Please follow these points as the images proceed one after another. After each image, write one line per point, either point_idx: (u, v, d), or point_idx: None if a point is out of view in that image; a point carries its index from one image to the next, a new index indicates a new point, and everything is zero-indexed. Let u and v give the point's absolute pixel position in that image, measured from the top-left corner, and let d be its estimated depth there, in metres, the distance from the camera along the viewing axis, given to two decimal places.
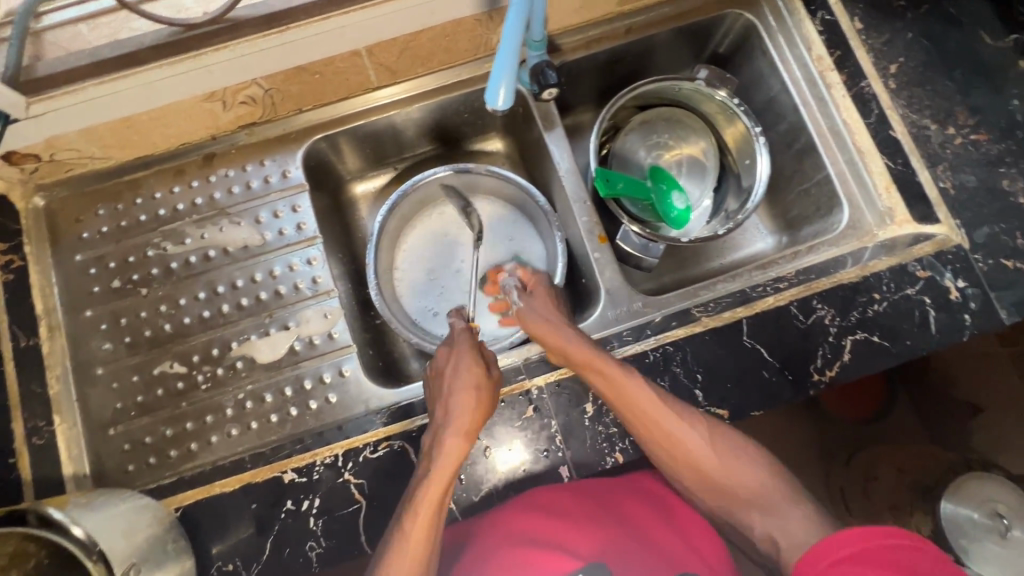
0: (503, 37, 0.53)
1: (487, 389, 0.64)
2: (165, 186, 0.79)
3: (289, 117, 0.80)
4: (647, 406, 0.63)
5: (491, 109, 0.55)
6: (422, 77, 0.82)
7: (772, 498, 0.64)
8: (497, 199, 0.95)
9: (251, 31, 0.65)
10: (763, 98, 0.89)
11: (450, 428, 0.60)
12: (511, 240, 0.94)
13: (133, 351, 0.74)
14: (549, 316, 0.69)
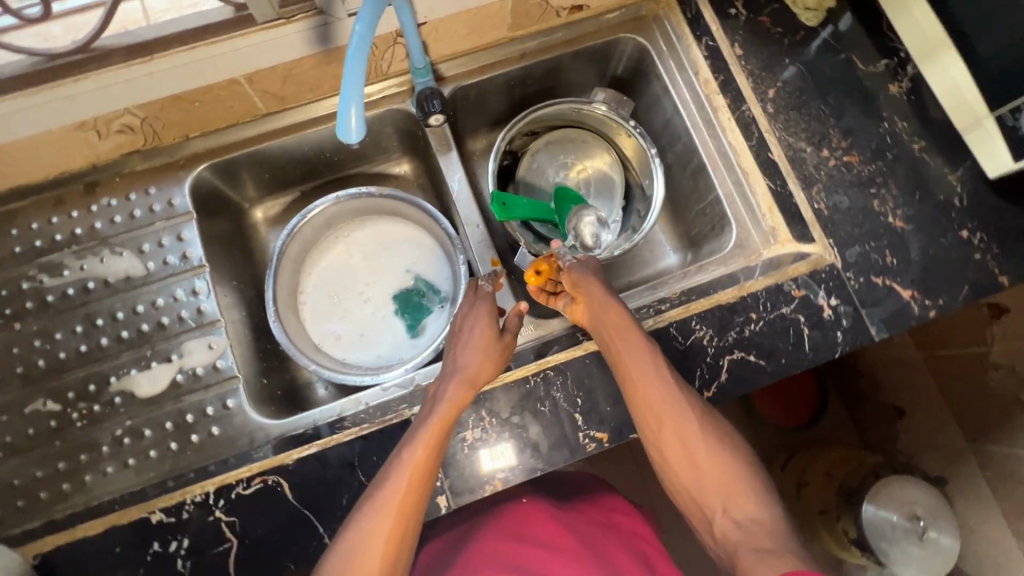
0: (346, 68, 0.54)
1: (500, 349, 0.67)
2: (43, 216, 0.77)
3: (175, 144, 0.79)
4: (655, 370, 0.63)
5: (346, 142, 0.55)
6: (313, 103, 0.82)
7: (736, 488, 0.59)
8: (404, 222, 0.96)
9: (118, 60, 0.63)
10: (660, 119, 0.91)
11: (460, 380, 0.63)
12: (414, 260, 0.95)
13: (4, 389, 0.72)
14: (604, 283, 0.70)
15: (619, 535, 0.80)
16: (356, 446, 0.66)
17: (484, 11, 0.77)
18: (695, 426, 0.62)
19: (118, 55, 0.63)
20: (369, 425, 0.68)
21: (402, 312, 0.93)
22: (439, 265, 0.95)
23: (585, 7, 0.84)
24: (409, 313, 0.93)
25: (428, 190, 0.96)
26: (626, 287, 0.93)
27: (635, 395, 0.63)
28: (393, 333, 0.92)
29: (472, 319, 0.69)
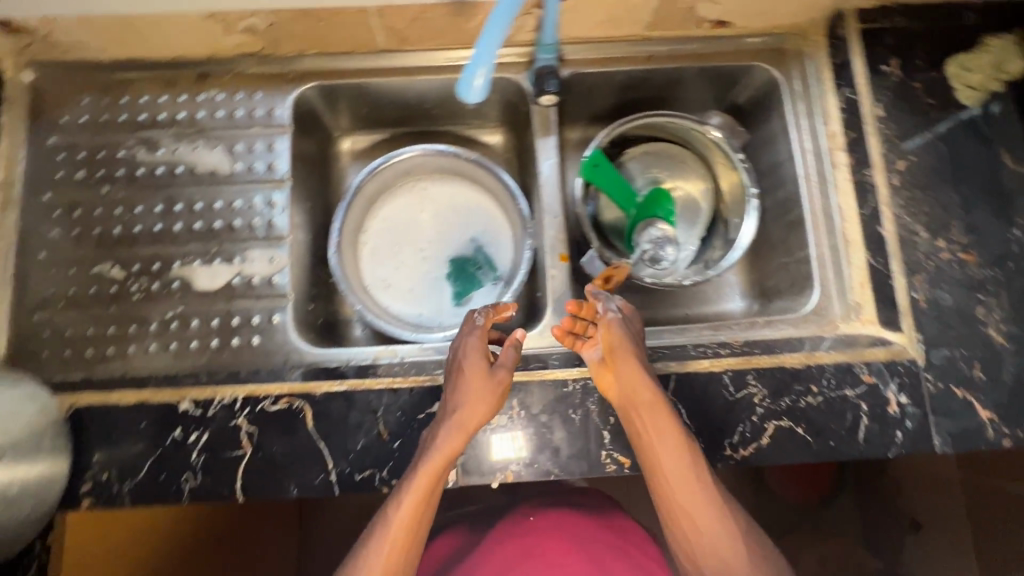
0: (488, 28, 0.54)
1: (494, 386, 0.62)
2: (153, 93, 0.79)
3: (290, 58, 0.80)
4: (674, 459, 0.61)
5: (467, 99, 0.57)
6: (430, 52, 0.81)
7: None
8: (480, 193, 0.95)
9: None
10: (770, 160, 0.86)
11: (450, 432, 0.61)
12: (480, 232, 0.95)
13: (79, 244, 0.75)
14: (634, 345, 0.64)
15: (622, 548, 0.81)
16: (384, 397, 0.67)
17: (626, 3, 0.75)
18: (711, 513, 0.60)
19: None
20: (400, 380, 0.68)
21: (453, 277, 0.93)
22: (502, 242, 0.94)
23: (729, 25, 0.82)
24: (461, 280, 0.93)
25: (514, 167, 0.94)
26: (682, 319, 0.90)
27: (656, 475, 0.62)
28: (440, 295, 0.92)
29: (465, 356, 0.64)
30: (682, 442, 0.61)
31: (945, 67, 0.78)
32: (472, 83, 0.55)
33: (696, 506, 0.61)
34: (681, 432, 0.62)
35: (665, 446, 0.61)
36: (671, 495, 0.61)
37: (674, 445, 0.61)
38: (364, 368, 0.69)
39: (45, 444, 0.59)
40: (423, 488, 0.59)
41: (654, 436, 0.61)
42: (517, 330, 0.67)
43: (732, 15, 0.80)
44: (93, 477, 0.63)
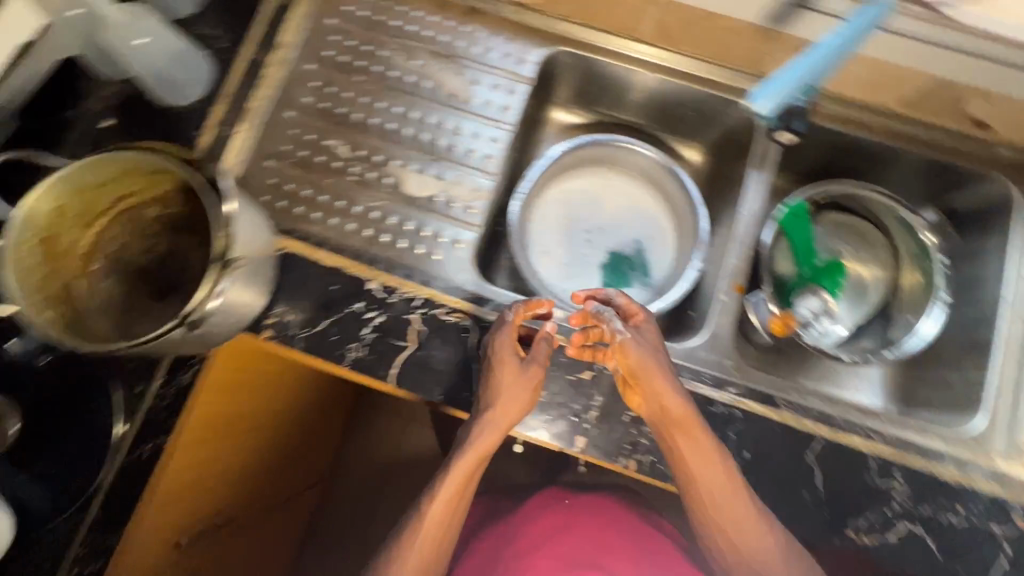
0: (813, 52, 0.63)
1: (526, 377, 0.65)
2: (426, 11, 0.85)
3: (554, 19, 0.84)
4: (706, 482, 0.63)
5: (754, 108, 0.61)
6: (681, 55, 0.83)
7: None
8: (661, 201, 0.97)
9: None
10: (969, 273, 0.83)
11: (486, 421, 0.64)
12: (646, 237, 0.97)
13: (321, 117, 0.81)
14: (656, 359, 0.64)
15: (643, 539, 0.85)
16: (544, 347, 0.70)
17: None
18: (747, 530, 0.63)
19: None
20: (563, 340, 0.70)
21: (605, 267, 0.95)
22: (663, 253, 0.96)
23: (983, 127, 0.80)
24: (613, 272, 0.95)
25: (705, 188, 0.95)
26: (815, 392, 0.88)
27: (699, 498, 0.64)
28: (588, 278, 0.95)
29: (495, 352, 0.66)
30: (708, 463, 0.62)
31: None
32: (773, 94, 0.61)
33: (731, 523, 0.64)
34: (707, 451, 0.63)
35: (707, 472, 0.62)
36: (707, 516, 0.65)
37: (702, 463, 0.62)
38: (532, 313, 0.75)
39: (262, 273, 0.66)
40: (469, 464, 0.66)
41: (685, 461, 0.63)
42: (548, 325, 0.69)
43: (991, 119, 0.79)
44: (276, 316, 0.69)
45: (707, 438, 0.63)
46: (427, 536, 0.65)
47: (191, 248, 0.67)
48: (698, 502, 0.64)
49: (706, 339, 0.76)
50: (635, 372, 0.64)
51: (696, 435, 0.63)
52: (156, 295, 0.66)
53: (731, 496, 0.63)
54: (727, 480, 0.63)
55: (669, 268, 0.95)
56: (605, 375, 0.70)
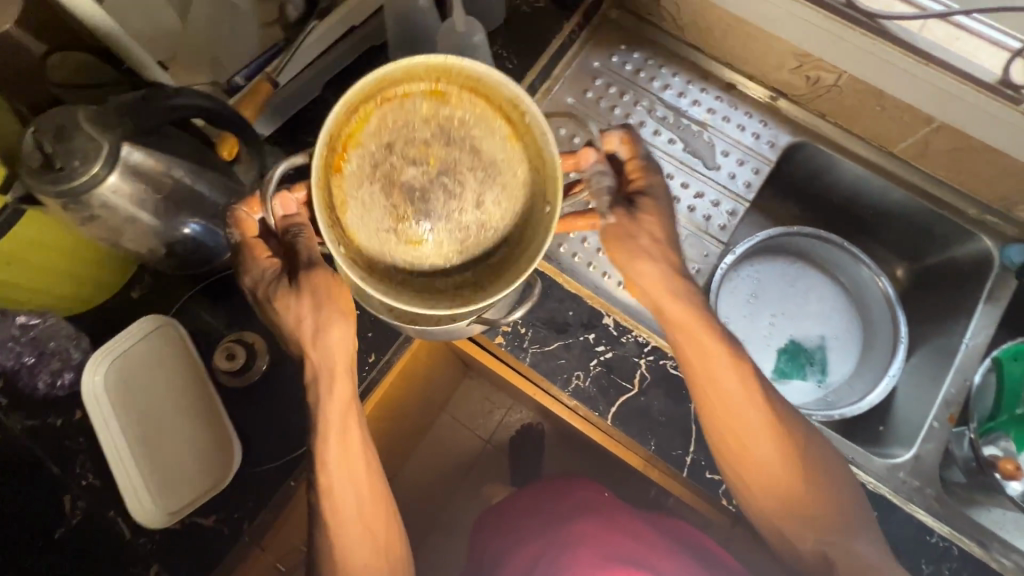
0: None
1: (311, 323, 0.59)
2: (688, 76, 0.90)
3: (810, 112, 0.87)
4: (741, 417, 0.63)
5: None
6: (929, 177, 0.85)
7: (785, 486, 0.63)
8: (851, 304, 0.95)
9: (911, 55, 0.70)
10: None
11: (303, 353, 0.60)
12: (829, 335, 0.94)
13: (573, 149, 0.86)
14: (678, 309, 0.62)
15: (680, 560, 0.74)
16: None
17: None
18: (788, 461, 0.63)
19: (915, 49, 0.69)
20: None
21: (782, 352, 0.92)
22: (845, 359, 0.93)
23: None
24: (790, 360, 0.92)
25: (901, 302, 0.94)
26: None
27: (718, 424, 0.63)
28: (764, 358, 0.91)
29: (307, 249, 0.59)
30: (732, 396, 0.63)
31: None
32: None
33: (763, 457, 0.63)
34: (732, 388, 0.63)
35: (718, 386, 0.63)
36: (739, 460, 0.63)
37: (730, 392, 0.63)
38: None
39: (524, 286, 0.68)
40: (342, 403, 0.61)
41: (714, 400, 0.63)
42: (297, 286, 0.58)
43: None
44: (512, 326, 0.71)
45: (736, 377, 0.63)
46: (356, 486, 0.63)
47: (459, 172, 0.52)
48: (728, 442, 0.63)
49: (909, 460, 0.75)
50: (638, 282, 0.63)
51: (721, 373, 0.63)
52: (414, 223, 0.52)
53: (763, 428, 0.63)
54: (757, 413, 0.63)
55: (848, 375, 0.92)
56: None
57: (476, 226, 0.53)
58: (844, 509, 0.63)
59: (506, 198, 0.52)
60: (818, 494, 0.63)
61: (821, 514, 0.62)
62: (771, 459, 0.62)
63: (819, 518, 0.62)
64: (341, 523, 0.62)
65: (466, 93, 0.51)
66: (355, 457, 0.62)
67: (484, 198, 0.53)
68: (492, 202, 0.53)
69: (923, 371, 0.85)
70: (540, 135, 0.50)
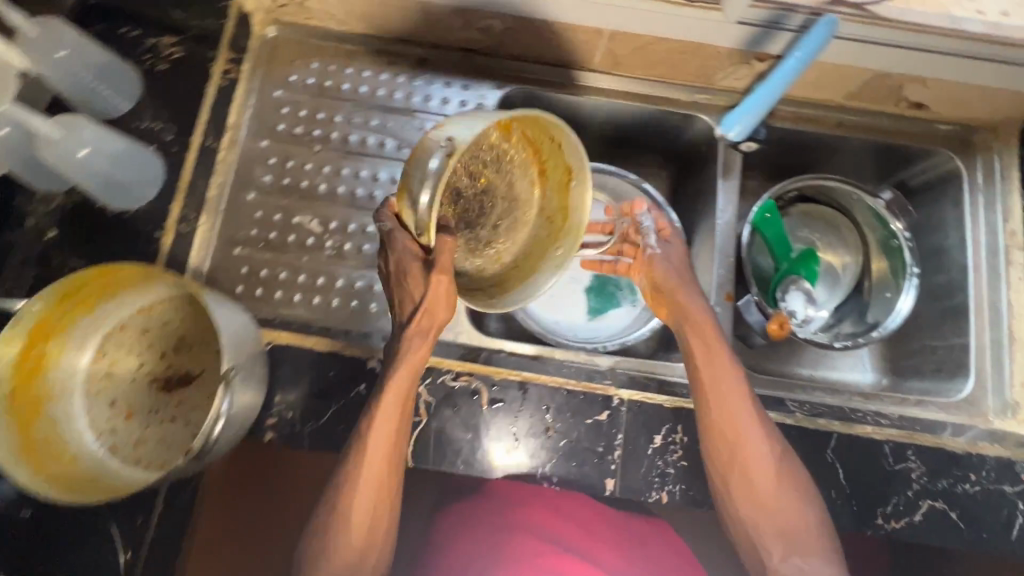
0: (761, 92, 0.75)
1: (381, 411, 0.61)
2: (375, 68, 0.83)
3: (505, 59, 0.83)
4: (743, 434, 0.65)
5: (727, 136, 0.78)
6: (636, 79, 0.84)
7: (770, 490, 0.64)
8: None
9: None
10: (932, 244, 0.88)
11: (421, 322, 0.61)
12: None
13: (285, 194, 0.79)
14: (679, 276, 0.73)
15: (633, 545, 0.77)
16: (556, 396, 0.69)
17: (841, 71, 0.77)
18: (778, 483, 0.64)
19: None
20: (573, 383, 0.69)
21: (589, 292, 0.89)
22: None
23: (926, 108, 0.83)
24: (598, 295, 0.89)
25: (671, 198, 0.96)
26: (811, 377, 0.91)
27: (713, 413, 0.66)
28: (573, 304, 0.89)
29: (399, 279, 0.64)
30: (736, 415, 0.65)
31: None
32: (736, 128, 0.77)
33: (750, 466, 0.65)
34: (736, 405, 0.65)
35: (720, 380, 0.66)
36: (731, 474, 0.64)
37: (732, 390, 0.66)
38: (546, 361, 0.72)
39: (257, 372, 0.62)
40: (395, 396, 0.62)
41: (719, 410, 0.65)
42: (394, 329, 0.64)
43: (934, 101, 0.82)
44: (278, 414, 0.66)
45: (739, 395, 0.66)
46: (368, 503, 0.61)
47: (494, 191, 0.67)
48: (723, 451, 0.64)
49: None
50: (659, 283, 0.74)
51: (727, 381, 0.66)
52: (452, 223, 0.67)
53: (766, 452, 0.65)
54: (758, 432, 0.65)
55: None
56: (622, 413, 0.68)
57: (482, 246, 0.69)
58: (832, 550, 0.62)
59: (509, 236, 0.68)
60: (798, 507, 0.63)
61: (803, 542, 0.63)
62: (761, 457, 0.64)
63: (800, 545, 0.63)
64: (348, 525, 0.61)
65: (521, 141, 0.65)
66: (364, 498, 0.61)
67: (497, 223, 0.68)
68: (497, 225, 0.68)
69: (701, 260, 0.86)
70: (573, 194, 0.64)
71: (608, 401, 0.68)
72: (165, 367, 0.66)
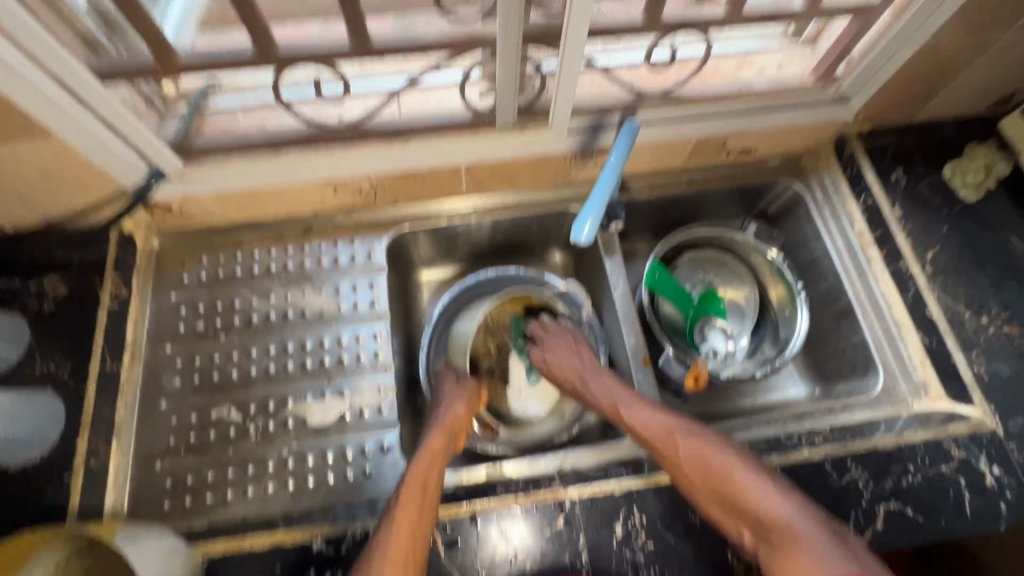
0: (595, 195, 0.79)
1: (426, 492, 0.62)
2: (264, 247, 0.88)
3: (384, 207, 0.90)
4: (687, 456, 0.66)
5: (576, 239, 0.78)
6: (504, 193, 0.93)
7: (730, 490, 0.62)
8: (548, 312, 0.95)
9: (377, 137, 0.78)
10: (806, 257, 0.98)
11: (450, 429, 0.71)
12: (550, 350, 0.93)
13: (199, 391, 0.79)
14: (576, 362, 0.81)
15: None
16: (510, 517, 0.69)
17: (669, 146, 0.89)
18: (740, 487, 0.62)
19: (379, 133, 0.78)
20: (523, 498, 0.70)
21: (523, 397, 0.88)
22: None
23: (753, 152, 0.95)
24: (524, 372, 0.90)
25: (574, 281, 1.03)
26: (751, 409, 0.94)
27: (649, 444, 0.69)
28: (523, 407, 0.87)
29: (446, 394, 0.77)
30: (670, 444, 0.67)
31: (944, 171, 0.91)
32: (583, 227, 0.77)
33: (702, 475, 0.64)
34: (671, 438, 0.68)
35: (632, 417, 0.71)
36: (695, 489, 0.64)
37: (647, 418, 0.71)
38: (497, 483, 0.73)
39: None
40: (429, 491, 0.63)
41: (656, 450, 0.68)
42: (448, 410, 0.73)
43: (757, 145, 0.94)
44: None
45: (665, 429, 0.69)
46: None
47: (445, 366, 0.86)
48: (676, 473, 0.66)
49: None
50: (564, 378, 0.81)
51: (648, 421, 0.70)
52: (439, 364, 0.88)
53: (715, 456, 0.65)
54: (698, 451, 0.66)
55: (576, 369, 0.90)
56: (577, 514, 0.69)
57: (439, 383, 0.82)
58: (803, 536, 0.57)
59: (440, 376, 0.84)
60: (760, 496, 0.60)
61: (780, 537, 0.58)
62: (700, 460, 0.65)
63: (777, 541, 0.58)
64: None
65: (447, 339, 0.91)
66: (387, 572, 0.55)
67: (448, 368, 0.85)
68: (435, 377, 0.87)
69: (614, 332, 0.91)
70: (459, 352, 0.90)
71: (561, 505, 0.69)
72: None
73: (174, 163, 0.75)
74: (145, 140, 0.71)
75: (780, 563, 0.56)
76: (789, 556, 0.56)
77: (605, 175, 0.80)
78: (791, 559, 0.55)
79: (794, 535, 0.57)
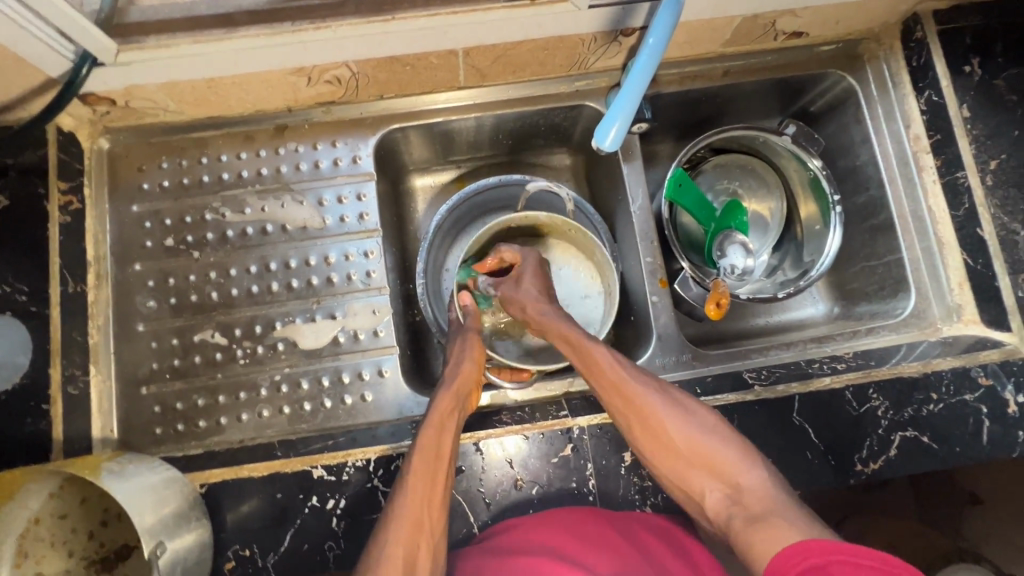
0: (622, 92, 0.67)
1: (434, 469, 0.58)
2: (232, 150, 0.77)
3: (367, 102, 0.77)
4: (658, 413, 0.60)
5: (597, 146, 0.69)
6: (510, 85, 0.79)
7: (705, 454, 0.57)
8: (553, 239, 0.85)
9: (353, 12, 0.62)
10: (847, 164, 0.87)
11: (460, 390, 0.65)
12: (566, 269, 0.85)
13: (177, 313, 0.73)
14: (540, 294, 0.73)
15: (622, 532, 0.60)
16: (516, 445, 0.66)
17: (709, 25, 0.73)
18: (713, 453, 0.57)
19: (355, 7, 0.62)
20: (530, 427, 0.67)
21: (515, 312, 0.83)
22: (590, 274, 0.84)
23: (804, 35, 0.80)
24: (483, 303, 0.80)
25: (584, 189, 0.93)
26: (765, 328, 0.90)
27: (614, 399, 0.62)
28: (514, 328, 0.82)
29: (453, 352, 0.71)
30: (643, 398, 0.61)
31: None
32: (607, 135, 0.67)
33: (673, 437, 0.59)
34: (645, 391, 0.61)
35: (602, 368, 0.63)
36: (662, 452, 0.59)
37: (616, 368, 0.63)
38: (501, 412, 0.70)
39: (190, 525, 0.58)
40: (432, 461, 0.58)
41: (626, 401, 0.61)
42: (456, 370, 0.67)
43: (811, 27, 0.78)
44: (234, 555, 0.61)
45: (641, 379, 0.62)
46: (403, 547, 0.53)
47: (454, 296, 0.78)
48: (645, 431, 0.60)
49: (654, 344, 0.76)
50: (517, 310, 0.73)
51: (624, 369, 0.63)
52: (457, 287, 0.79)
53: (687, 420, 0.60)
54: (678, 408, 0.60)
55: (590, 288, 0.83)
56: (585, 442, 0.67)
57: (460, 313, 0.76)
58: (775, 498, 0.52)
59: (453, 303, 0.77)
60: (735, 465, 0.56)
61: (753, 503, 0.53)
62: (672, 424, 0.59)
63: (750, 507, 0.53)
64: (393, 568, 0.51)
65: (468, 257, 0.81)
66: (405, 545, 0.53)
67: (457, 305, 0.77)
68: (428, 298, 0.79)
69: (628, 248, 0.83)
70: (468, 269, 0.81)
71: (569, 434, 0.67)
72: (96, 546, 0.63)
73: (108, 45, 0.59)
74: (57, 12, 0.54)
75: (748, 525, 0.51)
76: (759, 520, 0.50)
77: (637, 64, 0.66)
78: (763, 522, 0.50)
79: (768, 501, 0.52)
